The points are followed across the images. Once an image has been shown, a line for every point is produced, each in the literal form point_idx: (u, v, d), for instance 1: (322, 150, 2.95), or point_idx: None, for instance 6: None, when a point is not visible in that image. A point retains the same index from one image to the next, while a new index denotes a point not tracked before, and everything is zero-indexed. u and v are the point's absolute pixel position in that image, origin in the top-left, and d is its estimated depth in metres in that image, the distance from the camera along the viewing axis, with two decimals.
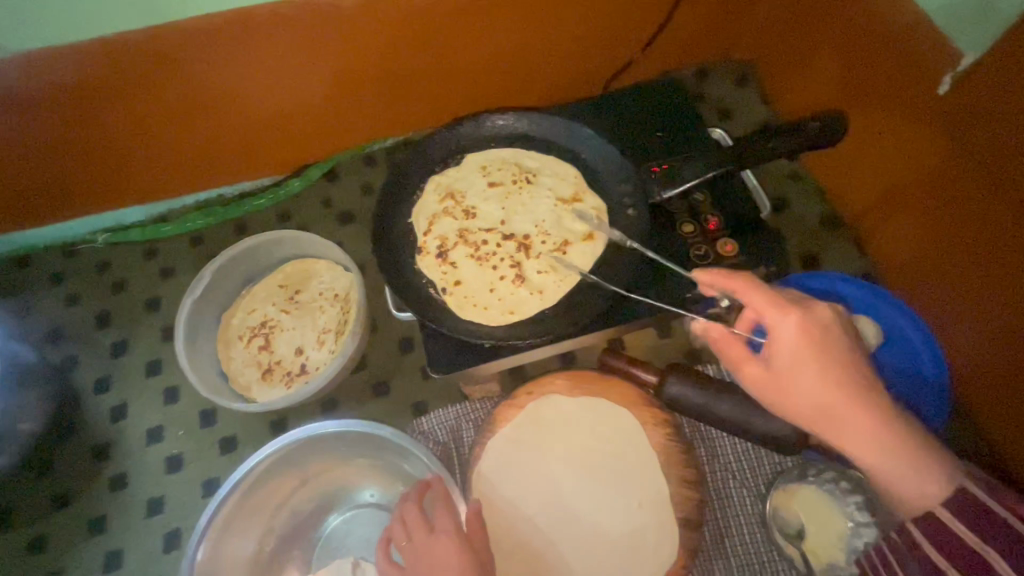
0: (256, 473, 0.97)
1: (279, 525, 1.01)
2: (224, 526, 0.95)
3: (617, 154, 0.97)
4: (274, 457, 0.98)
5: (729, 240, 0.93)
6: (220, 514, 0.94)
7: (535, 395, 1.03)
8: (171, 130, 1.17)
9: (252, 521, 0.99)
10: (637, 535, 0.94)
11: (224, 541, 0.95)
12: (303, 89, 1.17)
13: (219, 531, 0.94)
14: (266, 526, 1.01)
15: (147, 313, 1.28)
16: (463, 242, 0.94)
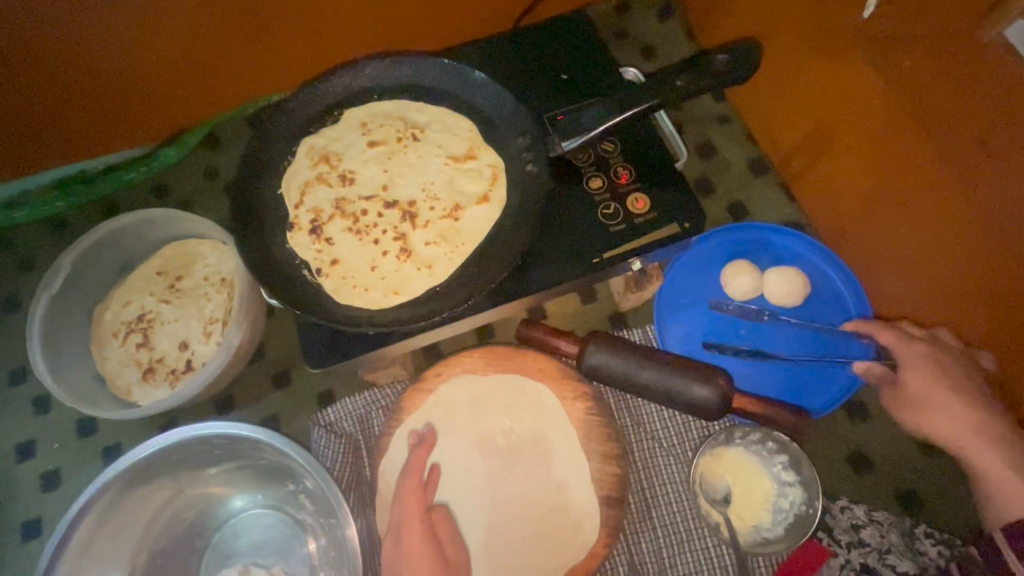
0: (119, 488, 0.89)
1: (155, 538, 0.95)
2: (84, 550, 0.87)
3: (515, 102, 0.85)
4: (136, 470, 0.89)
5: (642, 194, 0.83)
6: (78, 537, 0.86)
7: (444, 377, 0.94)
8: None
9: (120, 541, 0.92)
10: (535, 519, 0.89)
11: (88, 566, 0.88)
12: (148, 50, 0.95)
13: (75, 559, 0.86)
14: (138, 543, 0.94)
15: (8, 313, 1.13)
16: (340, 213, 0.81)
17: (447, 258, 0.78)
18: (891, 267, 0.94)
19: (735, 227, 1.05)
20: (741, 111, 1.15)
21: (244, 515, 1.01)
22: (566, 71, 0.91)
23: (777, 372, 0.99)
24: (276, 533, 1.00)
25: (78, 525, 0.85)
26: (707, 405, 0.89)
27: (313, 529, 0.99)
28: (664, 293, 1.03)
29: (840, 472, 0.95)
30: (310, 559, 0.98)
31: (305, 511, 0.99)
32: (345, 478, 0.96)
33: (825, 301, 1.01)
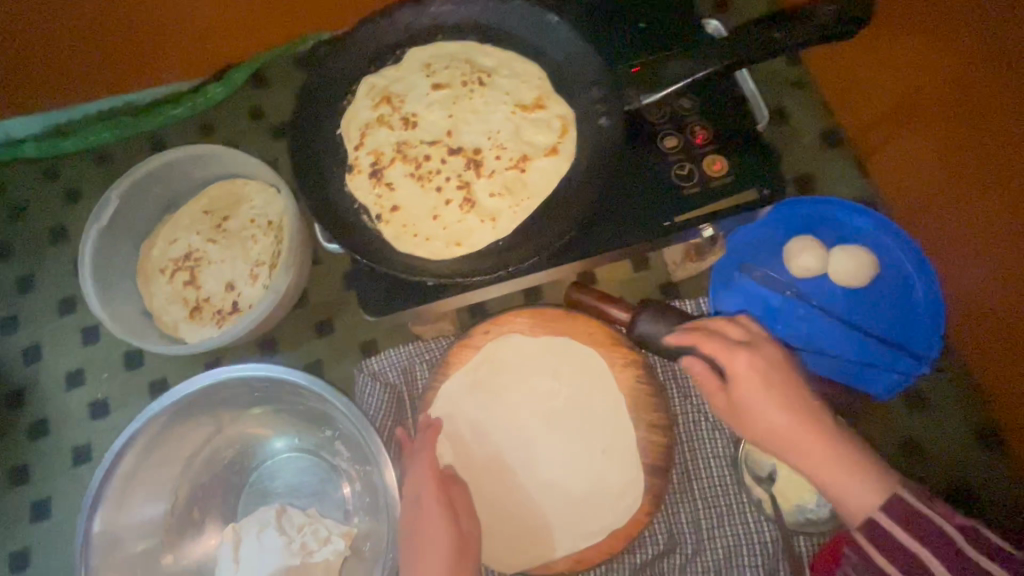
0: (159, 424, 0.90)
1: (196, 474, 0.97)
2: (127, 481, 0.89)
3: (590, 49, 0.80)
4: (175, 408, 0.90)
5: (719, 155, 0.78)
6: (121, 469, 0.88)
7: (492, 335, 0.92)
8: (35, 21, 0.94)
9: (164, 473, 0.94)
10: (576, 482, 0.89)
11: (130, 496, 0.90)
12: None
13: (121, 488, 0.89)
14: (180, 477, 0.96)
15: (54, 242, 1.12)
16: (401, 158, 0.78)
17: (512, 212, 0.75)
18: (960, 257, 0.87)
19: (800, 200, 1.00)
20: (818, 75, 1.07)
21: (280, 456, 1.01)
22: (643, 18, 0.84)
23: (833, 353, 0.96)
24: (311, 476, 0.99)
25: (123, 456, 0.87)
26: None
27: (347, 475, 0.98)
28: (721, 264, 1.00)
29: (892, 460, 0.92)
30: (344, 504, 0.97)
31: (340, 456, 0.98)
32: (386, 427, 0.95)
33: (892, 285, 0.96)
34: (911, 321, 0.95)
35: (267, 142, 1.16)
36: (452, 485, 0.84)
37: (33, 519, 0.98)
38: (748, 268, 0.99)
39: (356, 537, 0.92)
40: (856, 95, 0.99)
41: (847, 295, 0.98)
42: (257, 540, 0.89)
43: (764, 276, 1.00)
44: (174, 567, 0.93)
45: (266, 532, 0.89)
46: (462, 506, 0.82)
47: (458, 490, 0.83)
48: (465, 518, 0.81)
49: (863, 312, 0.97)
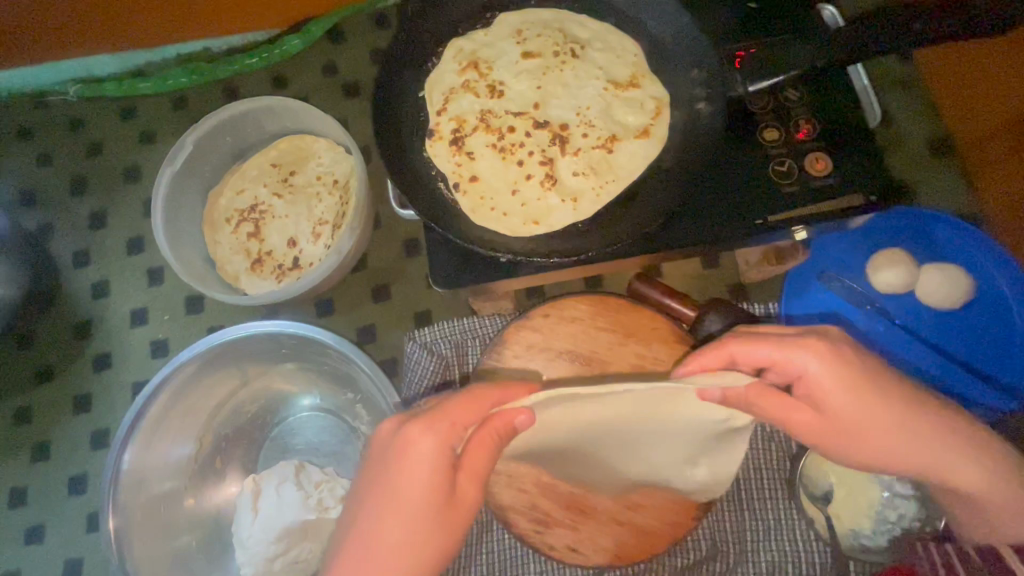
0: (187, 372, 0.89)
1: (220, 424, 0.96)
2: (153, 427, 0.88)
3: (694, 26, 0.74)
4: (203, 356, 0.89)
5: (824, 153, 0.72)
6: (147, 413, 0.87)
7: (551, 318, 0.90)
8: None
9: (188, 420, 0.93)
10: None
11: (156, 441, 0.89)
12: None
13: (148, 430, 0.88)
14: (204, 425, 0.94)
15: (127, 182, 1.15)
16: (484, 127, 0.75)
17: (595, 194, 0.71)
18: None
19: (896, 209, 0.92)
20: (927, 75, 0.99)
21: (302, 414, 0.99)
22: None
23: (913, 378, 0.90)
24: (330, 436, 0.98)
25: (152, 399, 0.87)
26: None
27: (367, 438, 0.97)
28: (798, 269, 0.93)
29: None
30: (361, 466, 0.96)
31: (360, 419, 0.97)
32: (431, 399, 0.94)
33: (987, 312, 0.89)
34: (1005, 352, 0.88)
35: (338, 100, 1.15)
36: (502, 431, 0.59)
37: (93, 446, 1.02)
38: (827, 278, 0.93)
39: None
40: (966, 101, 0.91)
41: (934, 317, 0.91)
42: (277, 492, 0.88)
43: (845, 287, 0.93)
44: (194, 513, 0.92)
45: (286, 486, 0.88)
46: (472, 450, 0.60)
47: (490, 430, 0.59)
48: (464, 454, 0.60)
49: (951, 335, 0.90)
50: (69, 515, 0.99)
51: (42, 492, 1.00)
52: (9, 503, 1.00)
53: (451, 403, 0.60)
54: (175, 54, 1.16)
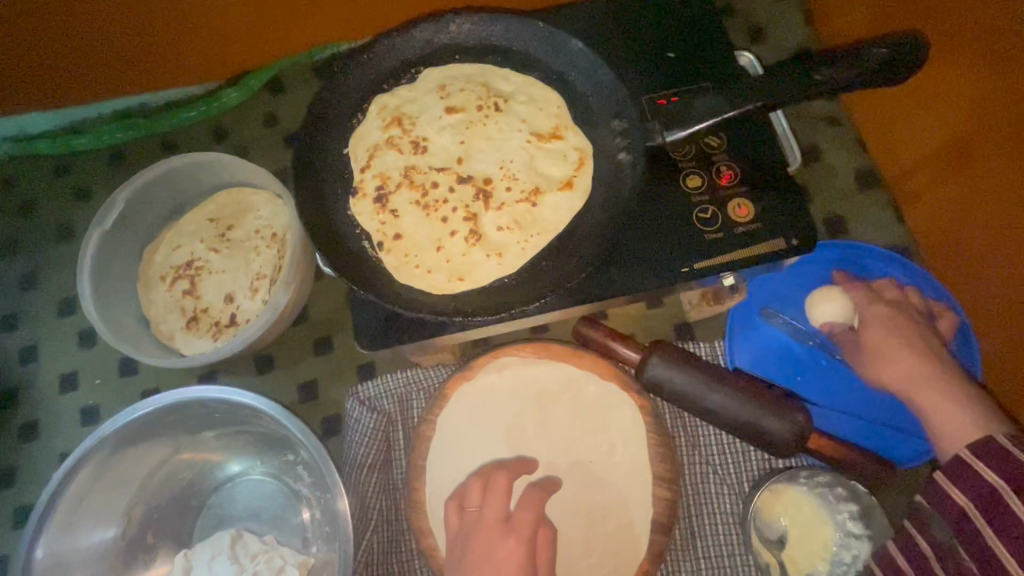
0: (112, 443, 0.85)
1: (151, 496, 0.91)
2: (75, 504, 0.84)
3: (613, 78, 0.76)
4: (129, 426, 0.85)
5: (746, 199, 0.73)
6: (69, 489, 0.83)
7: (490, 368, 0.88)
8: (63, 32, 0.96)
9: (115, 494, 0.88)
10: (553, 523, 0.85)
11: (78, 519, 0.85)
12: None
13: (68, 509, 0.83)
14: (133, 498, 0.90)
15: (59, 241, 1.11)
16: (408, 183, 0.74)
17: (520, 248, 0.71)
18: (994, 320, 0.82)
19: (830, 244, 0.94)
20: (854, 112, 1.01)
21: (241, 479, 0.94)
22: (672, 48, 0.80)
23: (859, 413, 0.89)
24: (271, 501, 0.94)
25: (72, 475, 0.82)
26: (778, 442, 0.81)
27: (308, 501, 0.93)
28: (740, 308, 0.93)
29: None
30: (303, 531, 0.92)
31: (302, 481, 0.93)
32: (373, 458, 0.90)
33: None
34: None
35: (279, 151, 1.14)
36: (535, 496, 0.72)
37: (16, 524, 0.96)
38: (770, 314, 0.93)
39: (312, 567, 0.88)
40: (891, 138, 0.94)
41: None
42: (210, 567, 0.85)
43: (787, 323, 0.93)
44: None
45: (220, 558, 0.85)
46: (526, 506, 0.69)
47: (529, 499, 0.70)
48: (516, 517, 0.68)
49: None
50: None
51: None
52: None
53: (478, 534, 0.68)
54: (111, 110, 1.14)
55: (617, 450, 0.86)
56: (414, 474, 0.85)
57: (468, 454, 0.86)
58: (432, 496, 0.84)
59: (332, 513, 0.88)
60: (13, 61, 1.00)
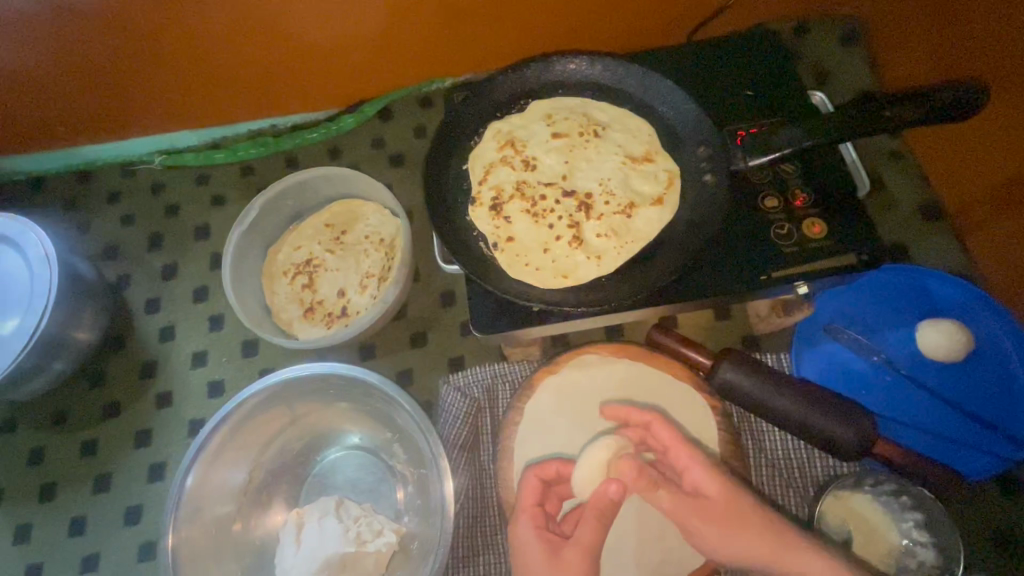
0: (246, 408, 0.98)
1: (269, 459, 1.04)
2: (213, 458, 0.97)
3: (699, 112, 0.88)
4: (262, 394, 0.98)
5: (819, 219, 0.82)
6: (210, 445, 0.96)
7: (574, 364, 0.98)
8: (226, 68, 1.16)
9: (242, 453, 1.01)
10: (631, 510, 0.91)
11: (213, 472, 0.97)
12: (345, 28, 1.10)
13: (208, 460, 0.96)
14: (256, 459, 1.02)
15: (197, 238, 1.30)
16: (519, 195, 0.88)
17: (616, 253, 0.82)
18: None
19: (894, 268, 1.00)
20: (916, 148, 1.09)
21: (345, 452, 1.06)
22: (750, 88, 0.92)
23: (924, 427, 0.94)
24: (369, 474, 1.05)
25: (214, 432, 0.96)
26: (845, 445, 0.87)
27: (402, 477, 1.04)
28: (805, 323, 1.01)
29: (982, 544, 0.89)
30: (396, 504, 1.02)
31: (397, 458, 1.04)
32: (463, 439, 1.01)
33: (990, 366, 0.94)
34: (1014, 405, 0.92)
35: (386, 169, 1.30)
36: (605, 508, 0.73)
37: (150, 479, 1.10)
38: (834, 330, 1.00)
39: (405, 535, 0.98)
40: (952, 173, 1.01)
41: (939, 370, 0.96)
42: (319, 525, 0.94)
43: (851, 339, 0.99)
44: (242, 541, 0.98)
45: (327, 519, 0.95)
46: (521, 534, 0.77)
47: (524, 527, 0.78)
48: (571, 547, 0.72)
49: (957, 388, 0.95)
50: (123, 544, 1.06)
51: (100, 521, 1.08)
52: (69, 532, 1.08)
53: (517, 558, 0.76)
54: (247, 130, 1.34)
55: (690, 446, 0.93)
56: (503, 454, 0.94)
57: (551, 440, 0.95)
58: (519, 475, 0.93)
59: (428, 486, 0.98)
60: (181, 87, 1.19)
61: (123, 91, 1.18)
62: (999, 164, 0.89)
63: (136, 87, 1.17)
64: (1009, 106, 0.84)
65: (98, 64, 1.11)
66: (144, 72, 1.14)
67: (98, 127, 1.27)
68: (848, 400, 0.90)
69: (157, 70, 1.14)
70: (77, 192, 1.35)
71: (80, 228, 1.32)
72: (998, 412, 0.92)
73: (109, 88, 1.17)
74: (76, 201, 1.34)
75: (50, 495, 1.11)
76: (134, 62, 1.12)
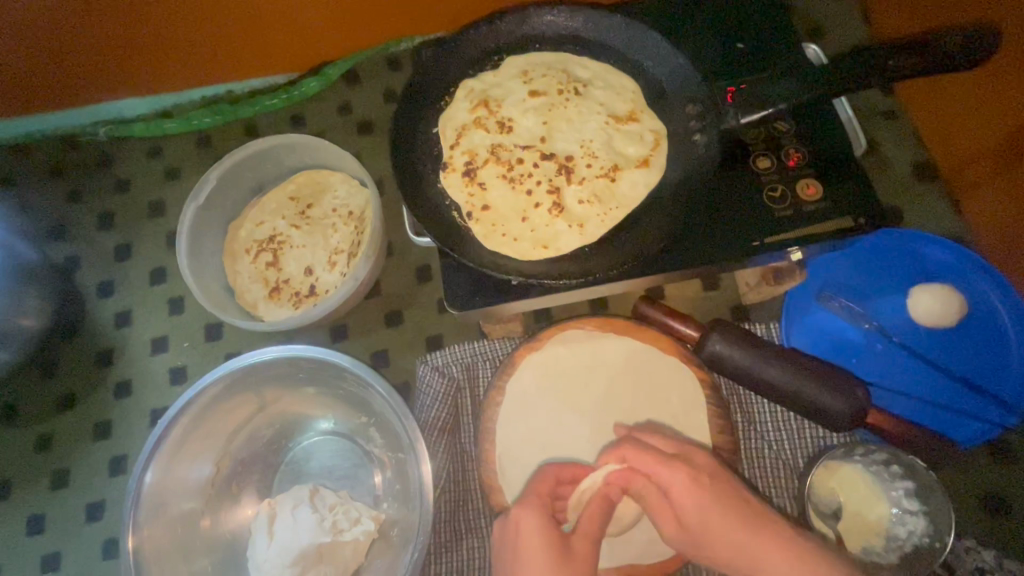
0: (208, 396, 0.92)
1: (237, 448, 0.98)
2: (173, 450, 0.91)
3: (686, 66, 0.81)
4: (224, 380, 0.92)
5: (814, 180, 0.77)
6: (170, 436, 0.90)
7: (557, 340, 0.93)
8: (170, 26, 1.05)
9: (207, 444, 0.95)
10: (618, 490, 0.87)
11: (175, 465, 0.92)
12: None
13: (169, 453, 0.91)
14: (222, 449, 0.97)
15: (150, 216, 1.20)
16: (494, 159, 0.81)
17: (600, 220, 0.77)
18: None
19: (887, 231, 0.97)
20: (910, 105, 1.04)
21: (317, 438, 1.01)
22: (742, 39, 0.85)
23: (916, 394, 0.92)
24: (344, 460, 1.00)
25: (175, 423, 0.90)
26: (837, 415, 0.84)
27: (380, 462, 0.99)
28: (796, 291, 0.97)
29: (971, 508, 0.88)
30: (375, 490, 0.98)
31: (374, 443, 0.99)
32: (443, 421, 0.96)
33: (983, 329, 0.92)
34: (1006, 369, 0.90)
35: (354, 136, 1.21)
36: (604, 505, 0.75)
37: (110, 473, 1.04)
38: (826, 298, 0.96)
39: (384, 522, 0.93)
40: (948, 131, 0.97)
41: (931, 336, 0.93)
42: (293, 516, 0.89)
43: (843, 307, 0.96)
44: (211, 535, 0.93)
45: (302, 509, 0.90)
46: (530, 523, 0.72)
47: (533, 513, 0.73)
48: (579, 536, 0.71)
49: (949, 355, 0.93)
50: (85, 541, 1.01)
51: (59, 519, 1.02)
52: (26, 531, 1.02)
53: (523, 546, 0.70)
54: (200, 97, 1.23)
55: (679, 420, 0.89)
56: (485, 436, 0.90)
57: (535, 421, 0.91)
58: (502, 457, 0.89)
59: (406, 471, 0.93)
60: (121, 47, 1.08)
61: (54, 52, 1.06)
62: (998, 120, 0.85)
63: (68, 47, 1.06)
64: (1010, 56, 0.79)
65: (21, 21, 0.99)
66: (75, 30, 1.03)
67: (33, 96, 1.16)
68: (839, 369, 0.87)
69: (90, 28, 1.03)
70: (15, 167, 1.23)
71: (20, 206, 1.22)
72: (990, 377, 0.90)
73: (38, 50, 1.05)
74: (15, 178, 1.23)
75: (5, 493, 1.04)
76: (63, 17, 1.00)
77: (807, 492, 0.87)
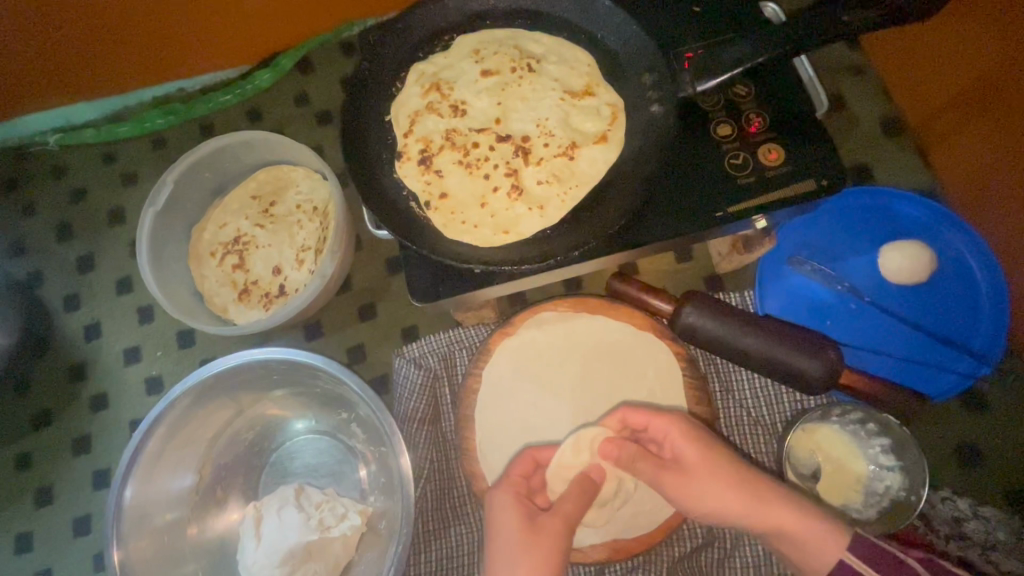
0: (182, 405, 0.91)
1: (218, 454, 0.98)
2: (152, 461, 0.90)
3: (642, 35, 0.79)
4: (196, 389, 0.91)
5: (776, 144, 0.75)
6: (148, 447, 0.90)
7: (529, 324, 0.92)
8: (107, 24, 1.00)
9: (187, 452, 0.95)
10: None
11: (155, 475, 0.91)
12: None
13: (147, 465, 0.90)
14: (203, 456, 0.97)
15: (111, 224, 1.17)
16: (450, 145, 0.79)
17: (560, 200, 0.75)
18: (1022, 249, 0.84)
19: (856, 191, 0.96)
20: (877, 59, 1.02)
21: (299, 438, 1.01)
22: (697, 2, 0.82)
23: (890, 352, 0.92)
24: (328, 457, 1.00)
25: (151, 434, 0.89)
26: (811, 379, 0.84)
27: (364, 457, 0.98)
28: (768, 257, 0.97)
29: (946, 459, 0.90)
30: (361, 484, 0.98)
31: (356, 438, 0.99)
32: (423, 411, 0.96)
33: (955, 282, 0.92)
34: (976, 320, 0.90)
35: (313, 128, 1.18)
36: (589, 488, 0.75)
37: (95, 487, 1.04)
38: (798, 262, 0.96)
39: (372, 515, 0.94)
40: (914, 84, 0.95)
41: (902, 292, 0.93)
42: (278, 516, 0.89)
43: (815, 270, 0.96)
44: (199, 540, 0.94)
45: (287, 509, 0.90)
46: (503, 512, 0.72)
47: (501, 503, 0.73)
48: (550, 512, 0.72)
49: (921, 310, 0.93)
50: (75, 556, 1.01)
51: (47, 536, 1.02)
52: (15, 549, 1.01)
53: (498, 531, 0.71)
54: (151, 97, 1.18)
55: (656, 395, 0.89)
56: (464, 424, 0.90)
57: (513, 407, 0.91)
58: (483, 444, 0.89)
59: (389, 464, 0.93)
60: (60, 53, 1.03)
61: None
62: (958, 69, 0.84)
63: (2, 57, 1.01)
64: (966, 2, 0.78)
65: None
66: (7, 38, 0.98)
67: None
68: (813, 332, 0.87)
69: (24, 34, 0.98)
70: None
71: None
72: (962, 330, 0.91)
73: None
74: None
75: None
76: None
77: (786, 458, 0.88)
